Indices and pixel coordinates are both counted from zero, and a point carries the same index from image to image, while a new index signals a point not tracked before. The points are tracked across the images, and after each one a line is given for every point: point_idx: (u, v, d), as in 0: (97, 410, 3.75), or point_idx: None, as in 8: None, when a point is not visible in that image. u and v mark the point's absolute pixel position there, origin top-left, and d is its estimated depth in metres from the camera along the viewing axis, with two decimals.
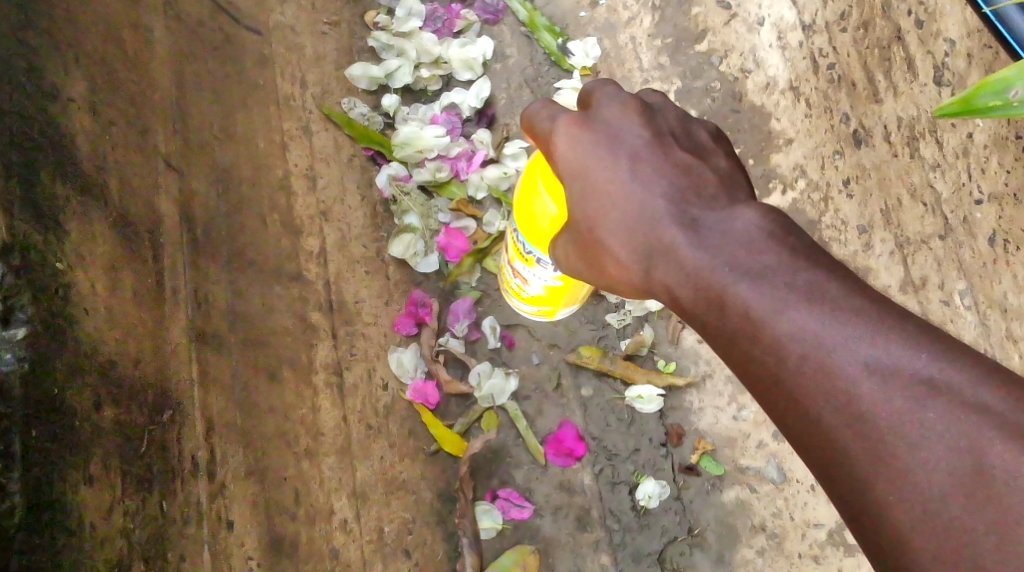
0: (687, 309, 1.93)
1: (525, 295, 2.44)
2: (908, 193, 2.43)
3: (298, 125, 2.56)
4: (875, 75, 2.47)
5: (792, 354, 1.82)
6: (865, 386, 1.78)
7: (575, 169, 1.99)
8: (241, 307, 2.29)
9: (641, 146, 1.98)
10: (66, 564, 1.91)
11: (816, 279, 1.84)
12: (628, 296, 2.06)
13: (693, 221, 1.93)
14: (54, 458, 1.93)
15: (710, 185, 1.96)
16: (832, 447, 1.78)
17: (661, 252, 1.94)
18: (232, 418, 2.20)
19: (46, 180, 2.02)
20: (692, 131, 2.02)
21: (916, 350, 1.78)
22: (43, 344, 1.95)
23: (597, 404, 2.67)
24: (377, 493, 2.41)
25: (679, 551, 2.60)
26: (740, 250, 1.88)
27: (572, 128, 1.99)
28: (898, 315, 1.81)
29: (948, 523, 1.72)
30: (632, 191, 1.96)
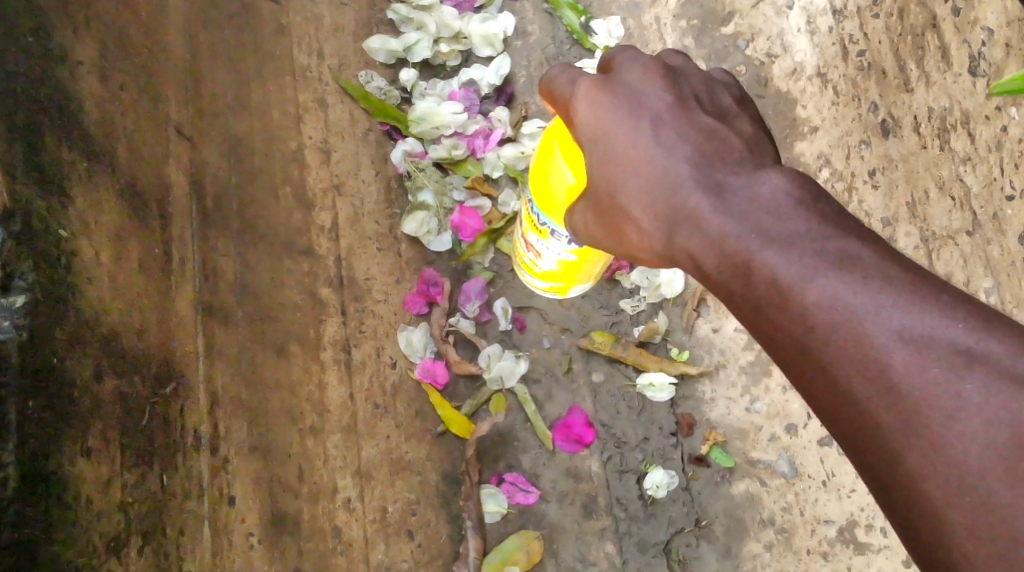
0: (712, 276, 1.87)
1: (536, 270, 2.40)
2: (935, 186, 2.32)
3: (314, 96, 2.52)
4: (907, 64, 2.36)
5: (821, 322, 1.76)
6: (898, 355, 1.72)
7: (594, 134, 1.95)
8: (249, 280, 2.25)
9: (664, 109, 1.93)
10: (60, 538, 1.87)
11: (846, 246, 1.78)
12: (651, 264, 2.01)
13: (718, 185, 1.88)
14: (50, 428, 1.89)
15: (736, 150, 1.90)
16: (862, 419, 1.73)
17: (684, 217, 1.89)
18: (238, 392, 2.16)
19: (51, 144, 1.97)
20: (716, 95, 1.97)
21: (951, 320, 1.73)
22: (42, 312, 1.91)
23: (608, 390, 2.63)
24: (381, 473, 2.38)
25: (685, 542, 2.56)
26: (767, 215, 1.83)
27: (594, 92, 1.95)
28: (933, 284, 1.76)
29: (986, 498, 1.67)
30: (655, 154, 1.92)
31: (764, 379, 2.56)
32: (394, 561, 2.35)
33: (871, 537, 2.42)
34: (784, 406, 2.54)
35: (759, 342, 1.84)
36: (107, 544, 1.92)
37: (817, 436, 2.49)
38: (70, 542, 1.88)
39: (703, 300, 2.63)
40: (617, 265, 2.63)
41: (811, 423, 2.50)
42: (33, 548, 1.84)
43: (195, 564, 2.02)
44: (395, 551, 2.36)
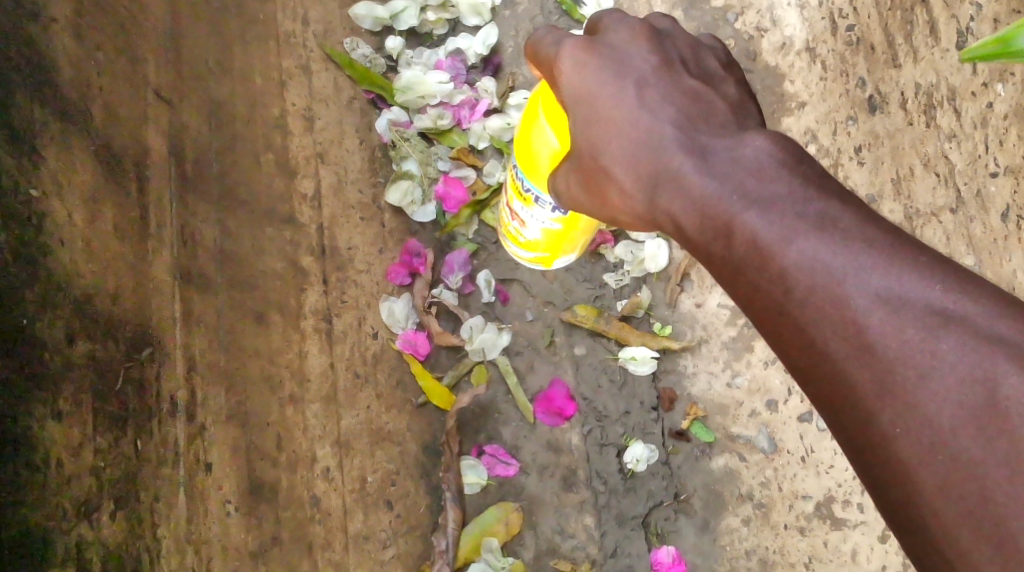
0: (692, 239, 1.86)
1: (520, 239, 2.39)
2: (921, 163, 2.31)
3: (298, 63, 2.50)
4: (895, 39, 2.36)
5: (800, 284, 1.75)
6: (875, 316, 1.72)
7: (579, 96, 1.94)
8: (229, 247, 2.23)
9: (649, 71, 1.92)
10: (28, 500, 1.87)
11: (827, 207, 1.77)
12: (633, 228, 1.99)
13: (700, 148, 1.87)
14: (17, 389, 1.88)
15: (720, 113, 1.90)
16: (838, 380, 1.73)
17: (667, 178, 1.88)
18: (216, 359, 2.16)
19: (23, 102, 1.96)
20: (702, 58, 1.97)
21: (929, 281, 1.72)
22: (9, 273, 1.90)
23: (590, 363, 2.62)
24: (361, 443, 2.37)
25: (664, 515, 2.56)
26: (749, 177, 1.82)
27: (578, 52, 1.94)
28: (913, 246, 1.75)
29: (958, 456, 1.67)
30: (638, 116, 1.91)
31: (746, 355, 2.57)
32: (373, 531, 2.35)
33: (848, 512, 2.45)
34: (765, 381, 2.55)
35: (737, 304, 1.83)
36: (77, 507, 1.92)
37: (797, 412, 2.52)
38: (38, 504, 1.88)
39: (687, 274, 2.63)
40: (601, 240, 2.63)
41: (791, 399, 2.52)
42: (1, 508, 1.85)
43: (170, 530, 2.02)
44: (373, 521, 2.36)
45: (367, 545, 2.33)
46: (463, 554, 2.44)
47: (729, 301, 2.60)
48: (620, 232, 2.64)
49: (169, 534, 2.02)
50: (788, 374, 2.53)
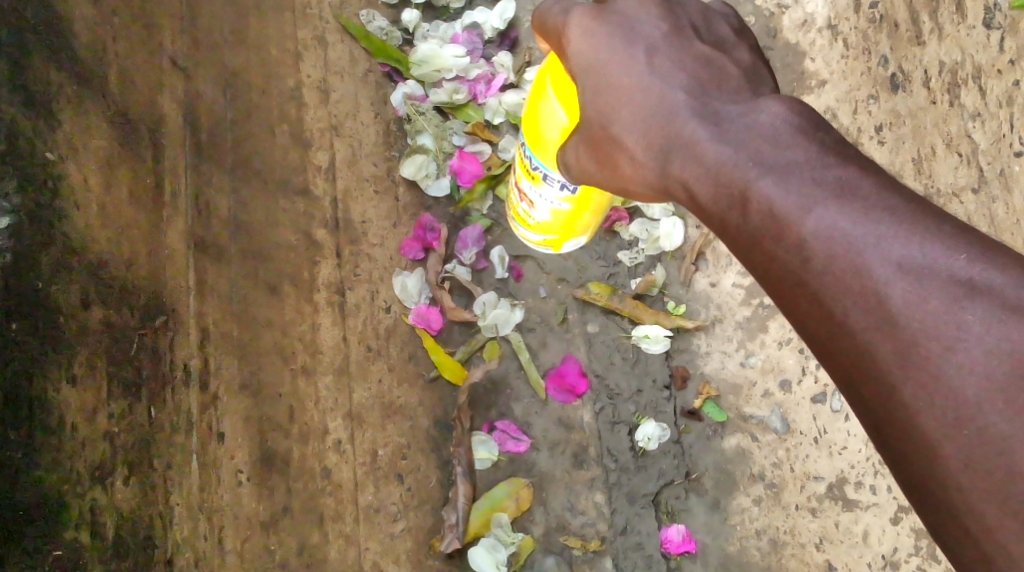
0: (706, 207, 1.85)
1: (530, 221, 2.40)
2: (943, 142, 2.28)
3: (313, 35, 2.49)
4: (920, 16, 2.33)
5: (817, 253, 1.74)
6: (897, 286, 1.70)
7: (589, 66, 1.94)
8: (244, 217, 2.23)
9: (659, 37, 1.91)
10: (43, 461, 1.87)
11: (846, 175, 1.76)
12: (643, 198, 1.99)
13: (713, 114, 1.86)
14: (32, 351, 1.88)
15: (733, 79, 1.89)
16: (858, 351, 1.71)
17: (679, 145, 1.87)
18: (229, 329, 2.15)
19: (40, 65, 1.95)
20: (713, 25, 1.95)
21: (954, 251, 1.70)
22: (26, 235, 1.90)
23: (603, 341, 2.61)
24: (373, 417, 2.37)
25: (674, 494, 2.55)
26: (765, 144, 1.81)
27: (587, 21, 1.93)
28: (935, 214, 1.73)
29: (984, 431, 1.66)
30: (649, 83, 1.90)
31: (760, 335, 2.55)
32: (383, 504, 2.35)
33: (860, 494, 2.41)
34: (779, 361, 2.53)
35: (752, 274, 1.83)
36: (91, 472, 1.92)
37: (810, 393, 2.49)
38: (51, 467, 1.88)
39: (702, 253, 2.62)
40: (616, 217, 2.63)
41: (806, 379, 2.50)
42: (15, 469, 1.84)
43: (182, 498, 2.02)
44: (384, 494, 2.35)
45: (378, 518, 2.33)
46: (471, 529, 2.43)
47: (745, 280, 2.59)
48: (636, 210, 2.64)
49: (181, 501, 2.01)
50: (803, 354, 2.51)
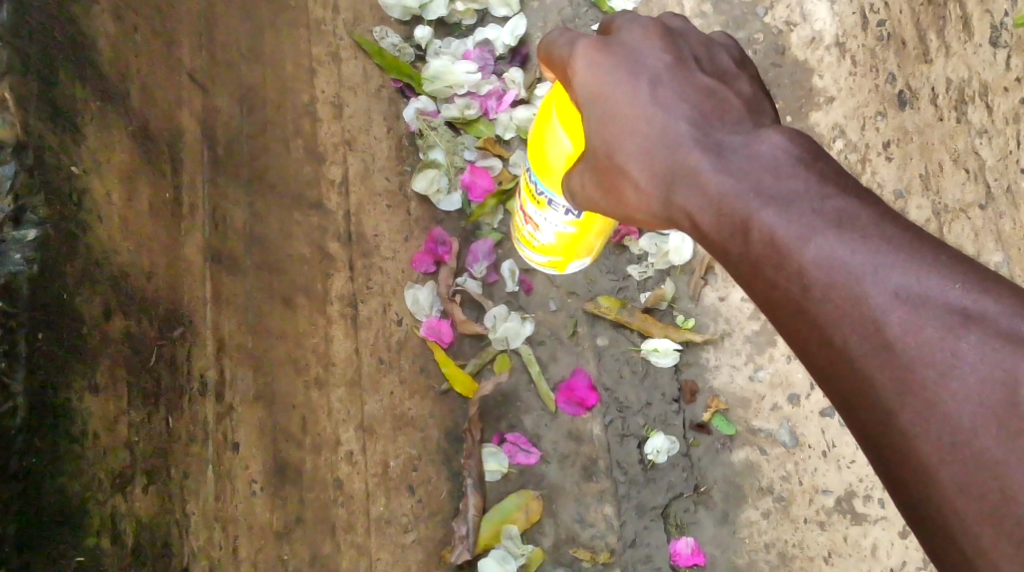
0: (708, 235, 1.87)
1: (535, 244, 2.42)
2: (950, 158, 2.30)
3: (328, 51, 2.52)
4: (927, 34, 2.34)
5: (817, 281, 1.76)
6: (895, 314, 1.73)
7: (594, 95, 1.96)
8: (258, 230, 2.26)
9: (663, 68, 1.94)
10: (67, 470, 1.89)
11: (844, 206, 1.78)
12: (646, 225, 2.00)
13: (716, 144, 1.88)
14: (57, 361, 1.90)
15: (734, 109, 1.91)
16: (857, 378, 1.73)
17: (683, 174, 1.89)
18: (245, 340, 2.18)
19: (65, 80, 1.98)
20: (715, 56, 1.97)
21: (950, 280, 1.73)
22: (52, 246, 1.92)
23: (612, 354, 2.63)
24: (384, 428, 2.39)
25: (684, 507, 2.56)
26: (766, 174, 1.83)
27: (592, 52, 1.96)
28: (932, 245, 1.76)
29: (979, 456, 1.68)
30: (653, 113, 1.92)
31: (769, 349, 2.59)
32: (394, 515, 2.37)
33: (869, 508, 2.44)
34: (788, 375, 2.56)
35: (753, 302, 1.85)
36: (112, 480, 1.93)
37: (819, 407, 2.52)
38: (74, 475, 1.89)
39: (710, 268, 2.64)
40: (625, 231, 2.64)
41: (814, 393, 2.53)
42: (41, 478, 1.86)
43: (198, 507, 2.04)
44: (396, 505, 2.38)
45: (389, 528, 2.35)
46: (482, 540, 2.45)
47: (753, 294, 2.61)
48: None
49: (197, 510, 2.04)
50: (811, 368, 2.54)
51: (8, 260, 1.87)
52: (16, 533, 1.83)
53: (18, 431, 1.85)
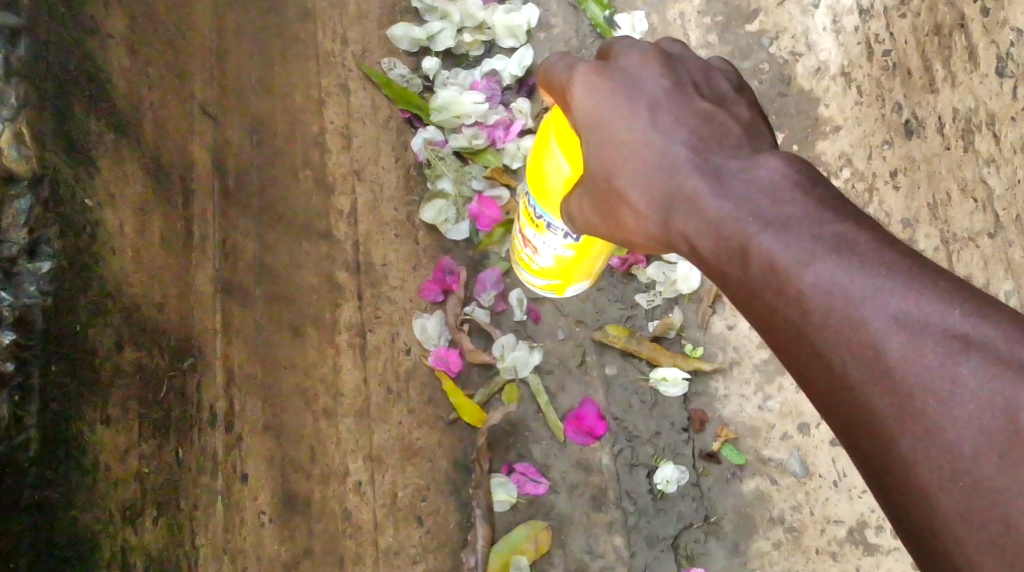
0: (706, 259, 1.85)
1: (533, 264, 2.41)
2: (958, 188, 2.28)
3: (337, 82, 2.53)
4: (933, 65, 2.32)
5: (816, 306, 1.74)
6: (894, 339, 1.70)
7: (592, 120, 1.96)
8: (268, 260, 2.26)
9: (662, 94, 1.93)
10: (78, 502, 1.89)
11: (843, 231, 1.76)
12: (645, 250, 2.01)
13: (715, 169, 1.87)
14: (70, 392, 1.90)
15: (733, 135, 1.91)
16: (856, 404, 1.70)
17: (682, 200, 1.88)
18: (254, 371, 2.18)
19: (80, 113, 1.99)
20: (714, 82, 1.97)
21: (949, 305, 1.71)
22: (66, 279, 1.93)
23: (621, 384, 2.63)
24: (393, 458, 2.38)
25: (694, 537, 2.55)
26: (765, 200, 1.82)
27: (591, 77, 1.96)
28: (931, 271, 1.73)
29: (980, 485, 1.64)
30: (653, 138, 1.92)
31: (778, 378, 2.57)
32: (403, 546, 2.36)
33: (880, 539, 2.43)
34: (797, 405, 2.55)
35: (752, 329, 1.82)
36: (123, 513, 1.93)
37: (829, 436, 2.50)
38: (86, 507, 1.89)
39: (718, 296, 2.64)
40: (633, 260, 2.63)
41: (824, 423, 2.51)
42: (53, 510, 1.86)
43: (208, 538, 2.03)
44: (404, 536, 2.37)
45: (397, 560, 2.34)
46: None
47: None
48: (653, 253, 2.66)
49: (207, 542, 2.03)
50: None
51: (22, 293, 1.89)
52: (28, 566, 1.83)
53: (31, 464, 1.85)
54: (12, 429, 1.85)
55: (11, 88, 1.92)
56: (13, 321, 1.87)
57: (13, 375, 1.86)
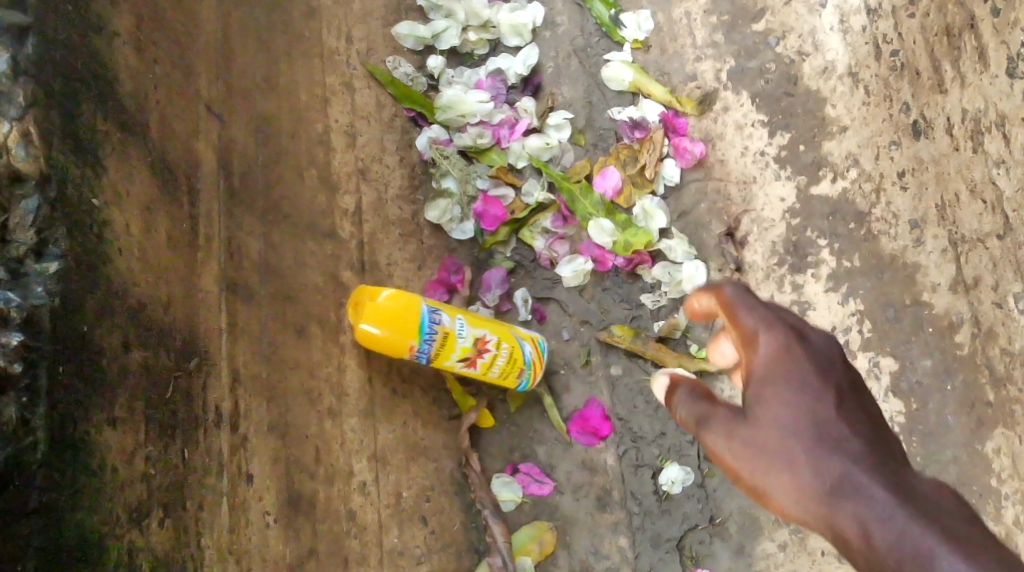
0: (801, 495, 1.84)
1: (503, 377, 2.43)
2: (967, 189, 2.26)
3: (341, 80, 2.52)
4: (942, 65, 2.30)
5: (839, 510, 1.81)
6: (891, 555, 1.76)
7: (756, 408, 1.87)
8: (273, 260, 2.26)
9: (835, 397, 1.87)
10: (86, 504, 1.91)
11: (931, 493, 1.81)
12: (739, 482, 1.89)
13: (832, 431, 1.85)
14: (78, 394, 1.92)
15: (870, 430, 1.86)
16: (848, 536, 1.80)
17: (807, 463, 1.84)
18: (259, 371, 2.18)
19: (87, 113, 2.00)
20: (840, 358, 1.90)
21: (959, 534, 1.76)
22: (74, 279, 1.94)
23: (626, 384, 2.61)
24: (397, 458, 2.38)
25: (699, 539, 2.53)
26: (816, 406, 1.86)
27: (776, 371, 1.87)
28: (943, 503, 1.80)
29: None
30: (804, 435, 1.85)
31: None
32: (407, 547, 2.35)
33: None
34: None
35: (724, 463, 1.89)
36: (129, 514, 1.95)
37: None
38: (93, 510, 1.91)
39: None
40: (638, 260, 2.61)
41: None
42: (61, 512, 1.89)
43: (213, 540, 2.04)
44: (409, 536, 2.36)
45: (402, 560, 2.34)
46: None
47: None
48: (659, 253, 2.63)
49: (212, 543, 2.04)
50: None
51: (30, 293, 1.91)
52: (36, 568, 1.86)
53: (39, 467, 1.88)
54: (19, 431, 1.87)
55: (18, 87, 1.94)
56: (21, 322, 1.90)
57: (20, 377, 1.88)
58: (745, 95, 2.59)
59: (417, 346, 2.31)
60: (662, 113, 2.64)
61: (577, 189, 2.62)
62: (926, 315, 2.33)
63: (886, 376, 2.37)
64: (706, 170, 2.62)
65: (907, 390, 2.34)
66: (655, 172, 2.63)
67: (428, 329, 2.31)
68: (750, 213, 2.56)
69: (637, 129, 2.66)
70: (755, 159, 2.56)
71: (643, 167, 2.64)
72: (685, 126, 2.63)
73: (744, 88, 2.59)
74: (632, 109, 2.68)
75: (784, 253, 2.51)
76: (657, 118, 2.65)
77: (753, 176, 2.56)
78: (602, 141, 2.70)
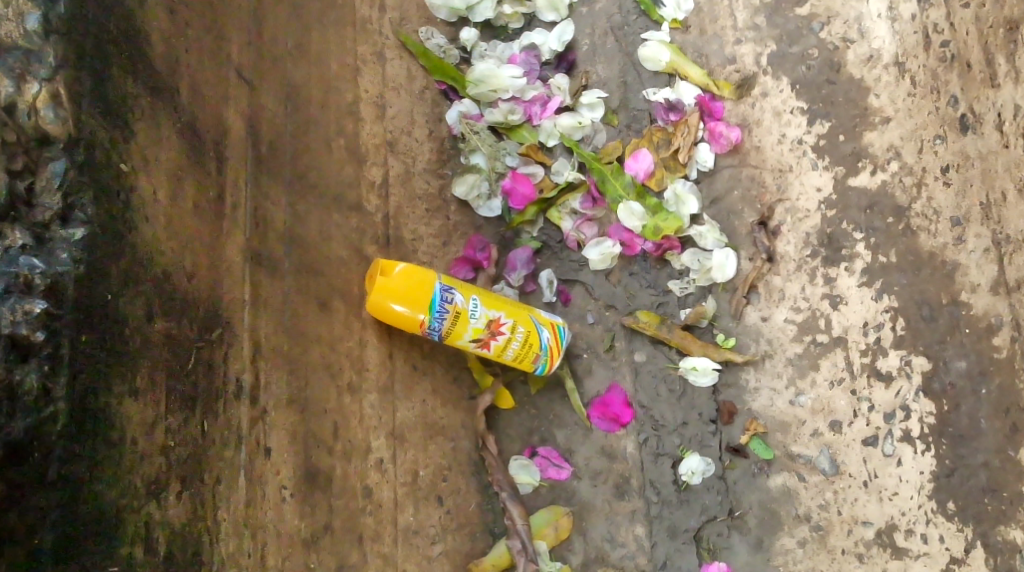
0: None
1: (518, 361, 2.38)
2: (1014, 188, 2.24)
3: (373, 50, 2.47)
4: (996, 59, 2.26)
5: None
6: None
7: None
8: (298, 232, 2.24)
9: None
10: (105, 476, 1.92)
11: None
12: None
13: None
14: (99, 364, 1.92)
15: None
16: None
17: None
18: (280, 343, 2.16)
19: (117, 76, 1.99)
20: None
21: None
22: (98, 246, 1.94)
23: (650, 371, 2.52)
24: (415, 437, 2.35)
25: (716, 531, 2.46)
26: None
27: None
28: None
29: None
30: None
31: (811, 372, 2.41)
32: (422, 526, 2.33)
33: (909, 543, 2.31)
34: (829, 401, 2.39)
35: None
36: (148, 487, 1.96)
37: (861, 435, 2.36)
38: (112, 482, 1.92)
39: (754, 286, 2.48)
40: (667, 245, 2.52)
41: (857, 421, 2.37)
42: (79, 483, 1.90)
43: (230, 513, 2.05)
44: (424, 515, 2.34)
45: (416, 539, 2.32)
46: (498, 560, 2.42)
47: (797, 316, 2.43)
48: (689, 239, 2.53)
49: (228, 515, 2.04)
50: (855, 395, 2.37)
51: (55, 260, 1.91)
52: (54, 543, 1.88)
53: (58, 437, 1.88)
54: (40, 401, 1.87)
55: (49, 47, 1.93)
56: (45, 289, 1.89)
57: (43, 345, 1.87)
58: (786, 81, 2.48)
59: (427, 322, 2.29)
60: (698, 96, 2.53)
61: (608, 169, 2.54)
62: (963, 315, 2.29)
63: (917, 375, 2.32)
64: (741, 156, 2.51)
65: (939, 391, 2.30)
66: (688, 156, 2.52)
67: (439, 305, 2.29)
68: (784, 202, 2.46)
69: (672, 112, 2.54)
70: (791, 148, 2.46)
71: (675, 150, 2.54)
72: (722, 110, 2.52)
73: (784, 74, 2.48)
74: (667, 90, 2.56)
75: (818, 245, 2.42)
76: (693, 101, 2.53)
77: (789, 165, 2.46)
78: (635, 123, 2.58)
